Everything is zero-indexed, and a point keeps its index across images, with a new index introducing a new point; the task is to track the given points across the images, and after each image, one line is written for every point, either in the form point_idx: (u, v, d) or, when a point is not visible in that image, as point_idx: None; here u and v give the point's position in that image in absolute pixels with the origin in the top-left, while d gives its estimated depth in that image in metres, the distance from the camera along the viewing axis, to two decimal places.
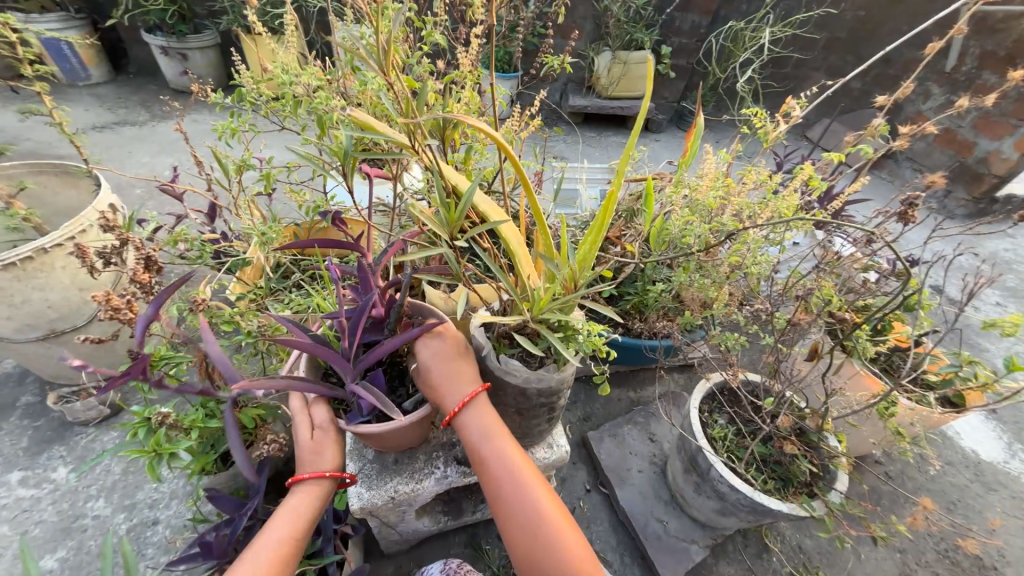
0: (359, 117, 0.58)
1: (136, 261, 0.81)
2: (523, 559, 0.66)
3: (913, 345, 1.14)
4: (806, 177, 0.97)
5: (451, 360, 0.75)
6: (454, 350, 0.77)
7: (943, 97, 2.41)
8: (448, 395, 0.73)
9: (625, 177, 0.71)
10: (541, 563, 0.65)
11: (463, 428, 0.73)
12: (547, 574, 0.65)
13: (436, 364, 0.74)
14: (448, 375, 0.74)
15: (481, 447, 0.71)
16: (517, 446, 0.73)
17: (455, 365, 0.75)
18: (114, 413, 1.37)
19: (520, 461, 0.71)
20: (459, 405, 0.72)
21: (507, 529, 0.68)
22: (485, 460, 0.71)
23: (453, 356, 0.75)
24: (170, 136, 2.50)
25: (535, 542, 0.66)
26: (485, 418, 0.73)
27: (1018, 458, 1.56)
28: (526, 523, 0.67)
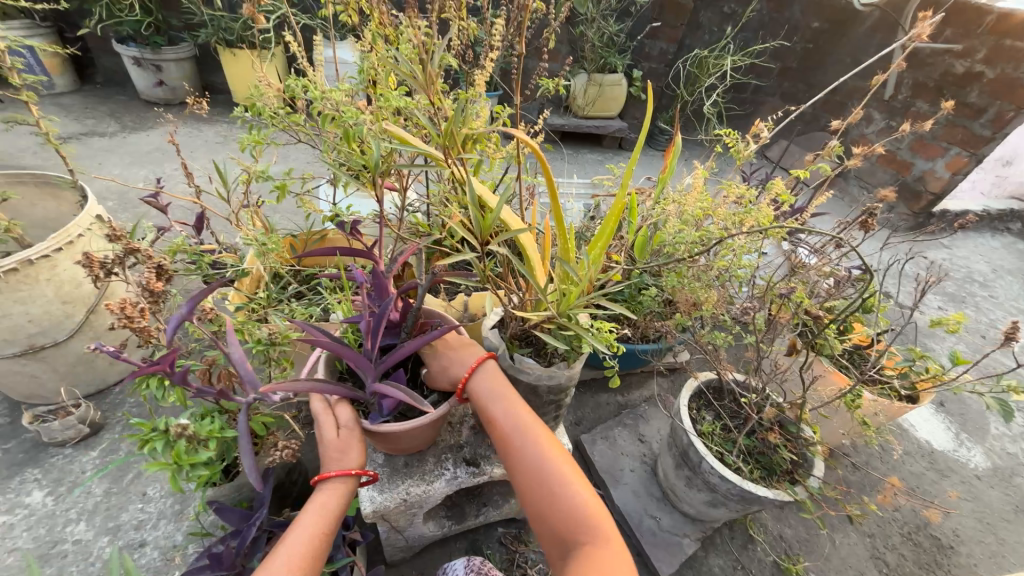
0: (395, 131, 0.64)
1: (147, 270, 0.81)
2: (534, 512, 0.70)
3: (873, 343, 1.26)
4: (777, 191, 1.08)
5: (459, 347, 0.83)
6: (461, 340, 0.85)
7: (884, 122, 2.68)
8: (460, 366, 0.79)
9: (630, 191, 0.80)
10: (551, 512, 0.68)
11: (474, 392, 0.77)
12: (557, 524, 0.68)
13: (446, 350, 0.82)
14: (458, 354, 0.81)
15: (491, 409, 0.76)
16: (526, 408, 0.77)
17: (463, 350, 0.82)
18: (93, 432, 1.31)
19: (529, 421, 0.75)
20: (469, 370, 0.77)
21: (519, 483, 0.72)
22: (496, 421, 0.75)
23: (461, 345, 0.83)
24: (144, 148, 2.44)
25: (545, 493, 0.69)
26: (495, 382, 0.78)
27: (964, 446, 1.72)
28: (536, 476, 0.71)
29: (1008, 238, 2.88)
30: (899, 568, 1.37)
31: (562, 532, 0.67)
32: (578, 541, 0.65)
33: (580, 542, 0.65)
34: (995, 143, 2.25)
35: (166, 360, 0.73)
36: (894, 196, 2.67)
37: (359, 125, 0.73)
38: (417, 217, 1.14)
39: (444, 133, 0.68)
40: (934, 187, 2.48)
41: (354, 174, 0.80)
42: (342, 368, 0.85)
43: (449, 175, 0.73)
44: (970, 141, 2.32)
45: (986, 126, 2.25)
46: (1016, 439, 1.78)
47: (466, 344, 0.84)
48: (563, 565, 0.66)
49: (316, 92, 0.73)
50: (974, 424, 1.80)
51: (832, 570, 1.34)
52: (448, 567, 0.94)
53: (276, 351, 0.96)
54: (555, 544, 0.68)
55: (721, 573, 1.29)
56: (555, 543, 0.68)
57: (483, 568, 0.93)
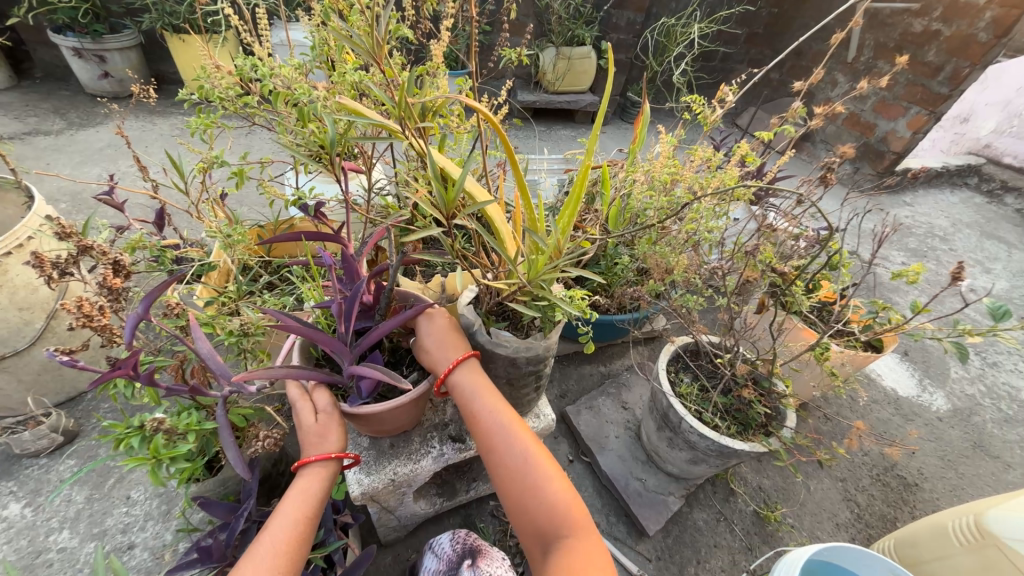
0: (347, 104, 0.62)
1: (104, 266, 0.78)
2: (515, 509, 0.71)
3: (839, 298, 1.31)
4: (743, 154, 1.09)
5: (446, 328, 0.81)
6: (450, 322, 0.82)
7: (847, 84, 2.73)
8: (441, 356, 0.78)
9: (595, 157, 0.79)
10: (532, 508, 0.69)
11: (459, 388, 0.77)
12: (538, 520, 0.69)
13: (433, 335, 0.80)
14: (443, 341, 0.79)
15: (474, 405, 0.76)
16: (508, 406, 0.78)
17: (448, 334, 0.80)
18: (68, 440, 1.27)
19: (511, 419, 0.76)
20: (452, 364, 0.77)
21: (500, 481, 0.73)
22: (479, 418, 0.75)
23: (449, 328, 0.80)
24: (95, 145, 2.31)
25: (526, 490, 0.70)
26: (477, 377, 0.78)
27: (927, 391, 1.82)
28: (518, 474, 0.71)
29: (966, 192, 2.99)
30: (869, 507, 1.46)
31: (544, 527, 0.68)
32: (558, 535, 0.67)
33: (561, 536, 0.67)
34: (952, 101, 2.30)
35: (129, 363, 0.70)
36: (859, 157, 2.74)
37: (312, 102, 0.69)
38: (387, 198, 1.12)
39: (400, 105, 0.65)
40: (897, 146, 2.54)
41: (313, 156, 0.77)
42: (318, 355, 0.84)
43: (410, 150, 0.71)
44: (929, 100, 2.37)
45: (944, 84, 2.30)
46: (974, 380, 1.90)
47: (454, 328, 0.82)
48: (542, 561, 0.67)
49: (263, 68, 0.69)
50: (936, 369, 1.91)
51: (808, 514, 1.42)
52: (433, 541, 0.96)
53: (250, 343, 0.94)
54: (536, 540, 0.69)
55: (705, 525, 1.36)
56: (536, 539, 0.69)
57: (469, 540, 0.94)
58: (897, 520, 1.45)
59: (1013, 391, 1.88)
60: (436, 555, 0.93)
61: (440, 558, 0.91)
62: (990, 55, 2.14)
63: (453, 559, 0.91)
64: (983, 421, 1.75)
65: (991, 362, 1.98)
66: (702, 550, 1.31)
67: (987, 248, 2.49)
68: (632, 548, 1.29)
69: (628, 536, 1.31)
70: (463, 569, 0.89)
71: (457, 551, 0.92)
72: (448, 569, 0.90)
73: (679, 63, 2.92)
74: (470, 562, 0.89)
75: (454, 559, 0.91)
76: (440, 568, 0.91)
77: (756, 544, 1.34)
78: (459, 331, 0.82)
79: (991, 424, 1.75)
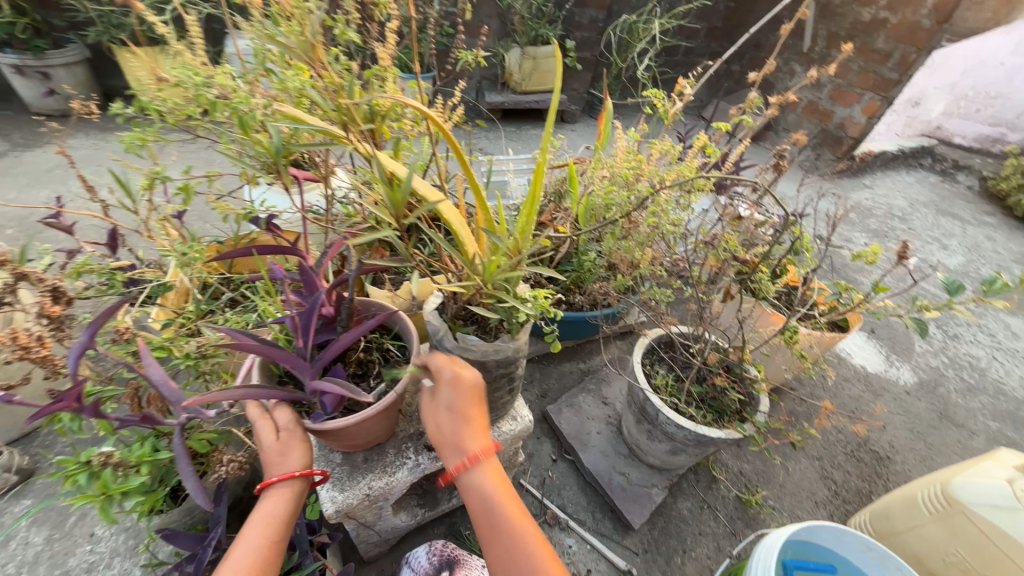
0: (286, 112, 0.60)
1: (40, 294, 0.74)
2: None
3: (804, 282, 1.34)
4: (702, 145, 1.10)
5: (463, 407, 0.75)
6: (472, 400, 0.76)
7: (805, 74, 2.81)
8: (452, 453, 0.75)
9: (549, 155, 0.78)
10: None
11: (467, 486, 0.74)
12: None
13: (449, 416, 0.76)
14: (457, 426, 0.75)
15: (483, 513, 0.72)
16: (521, 512, 0.72)
17: (464, 416, 0.75)
18: (22, 480, 1.20)
19: (523, 529, 0.70)
20: (460, 464, 0.73)
21: None
22: (488, 529, 0.71)
23: (461, 413, 0.75)
24: (42, 166, 2.20)
25: None
26: (487, 478, 0.74)
27: (894, 365, 1.89)
28: None
29: (921, 173, 3.12)
30: (846, 483, 1.51)
31: None
32: None
33: None
34: (902, 85, 2.40)
35: (71, 395, 0.66)
36: (819, 143, 2.82)
37: (254, 110, 0.67)
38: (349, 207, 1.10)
39: (341, 109, 0.62)
40: (854, 132, 2.63)
41: (261, 167, 0.74)
42: (280, 372, 0.81)
43: (358, 155, 0.69)
44: (880, 85, 2.46)
45: (894, 70, 2.39)
46: (937, 353, 1.97)
47: (473, 407, 0.76)
48: None
49: (198, 78, 0.66)
50: (901, 345, 1.98)
51: (788, 494, 1.45)
52: (409, 556, 0.93)
53: (208, 365, 0.91)
54: None
55: (690, 514, 1.38)
56: None
57: (446, 551, 0.93)
58: (872, 493, 1.49)
59: (973, 361, 1.97)
60: (412, 569, 0.91)
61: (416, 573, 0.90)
62: (934, 40, 2.23)
63: (430, 571, 0.90)
64: (947, 392, 1.83)
65: (952, 334, 2.07)
66: (688, 539, 1.32)
67: (943, 225, 2.60)
68: (619, 543, 1.29)
69: (615, 531, 1.31)
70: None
71: (434, 563, 0.91)
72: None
73: (642, 58, 2.96)
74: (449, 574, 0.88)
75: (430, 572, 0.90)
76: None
77: (739, 528, 1.37)
78: (477, 411, 0.76)
79: (954, 394, 1.82)
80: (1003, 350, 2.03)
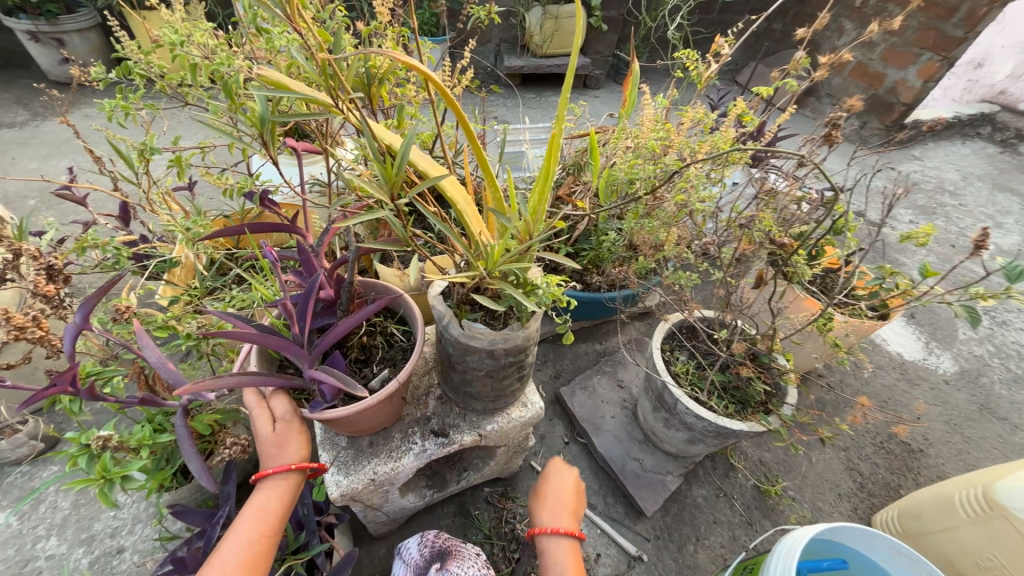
0: (268, 75, 0.53)
1: (36, 272, 0.72)
2: None
3: (843, 265, 1.23)
4: (739, 113, 0.99)
5: (567, 491, 0.91)
6: (575, 491, 0.92)
7: (855, 31, 2.54)
8: (545, 517, 0.86)
9: (566, 124, 0.69)
10: None
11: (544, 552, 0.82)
12: None
13: (553, 493, 0.91)
14: (556, 499, 0.89)
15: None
16: None
17: (565, 497, 0.90)
18: (49, 446, 1.24)
19: None
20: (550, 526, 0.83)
21: None
22: None
23: (565, 493, 0.90)
24: (61, 136, 2.20)
25: None
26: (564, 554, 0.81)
27: (933, 353, 1.77)
28: None
29: (978, 142, 2.84)
30: (873, 476, 1.44)
31: None
32: None
33: None
34: (968, 44, 2.14)
35: (66, 379, 0.65)
36: (866, 110, 2.58)
37: (236, 73, 0.60)
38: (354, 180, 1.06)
39: (329, 71, 0.55)
40: (906, 97, 2.39)
41: (251, 137, 0.68)
42: (280, 357, 0.79)
43: (351, 125, 0.62)
44: (942, 44, 2.21)
45: (959, 26, 2.13)
46: (982, 341, 1.83)
47: (576, 496, 0.91)
48: None
49: (175, 36, 0.59)
50: (943, 331, 1.85)
51: (809, 486, 1.40)
52: (401, 547, 0.93)
53: (211, 345, 0.89)
54: None
55: (705, 502, 1.34)
56: None
57: (437, 542, 0.90)
58: (900, 487, 1.42)
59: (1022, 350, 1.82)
60: (405, 562, 0.90)
61: (407, 565, 0.88)
62: None
63: (420, 563, 0.87)
64: (990, 382, 1.71)
65: (1001, 321, 1.92)
66: (701, 527, 1.29)
67: (999, 202, 2.37)
68: (630, 529, 1.27)
69: (626, 517, 1.29)
70: (431, 573, 0.85)
71: (424, 556, 0.88)
72: (416, 574, 0.87)
73: (674, 16, 2.73)
74: (440, 565, 0.86)
75: (421, 564, 0.87)
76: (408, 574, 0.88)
77: (756, 518, 1.32)
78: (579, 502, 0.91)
79: (999, 385, 1.70)
80: None
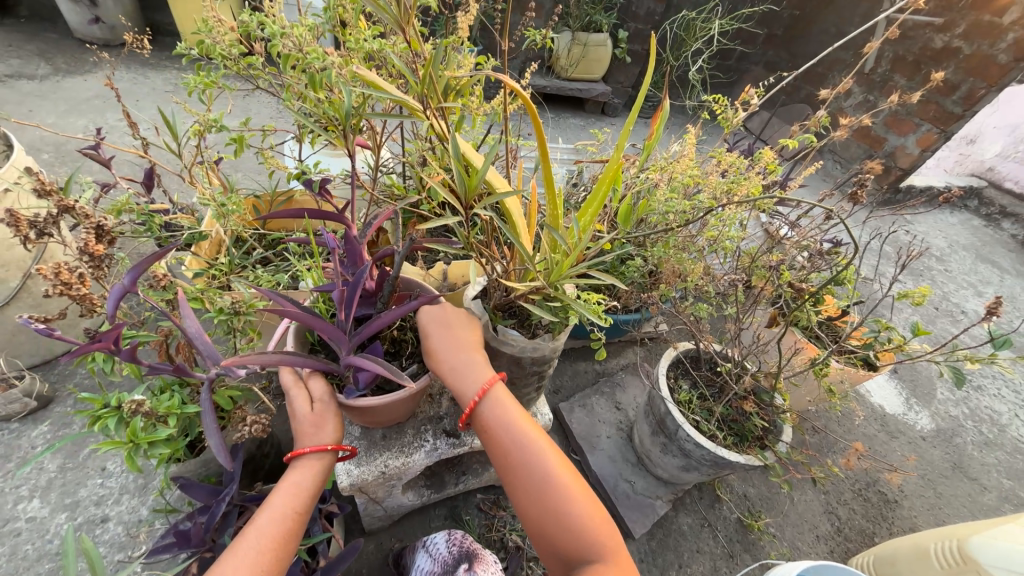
0: (366, 76, 0.57)
1: (85, 230, 0.72)
2: (535, 528, 0.68)
3: (843, 315, 1.29)
4: (766, 161, 1.05)
5: (456, 325, 0.76)
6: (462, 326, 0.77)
7: (861, 96, 2.64)
8: (451, 366, 0.73)
9: (624, 153, 0.76)
10: (554, 528, 0.66)
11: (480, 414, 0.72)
12: (561, 542, 0.66)
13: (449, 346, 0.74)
14: (454, 344, 0.75)
15: (495, 423, 0.72)
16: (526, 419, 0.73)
17: (458, 336, 0.75)
18: (41, 406, 1.21)
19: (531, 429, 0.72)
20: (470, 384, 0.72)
21: (524, 505, 0.68)
22: (499, 437, 0.71)
23: (454, 322, 0.76)
24: (82, 94, 2.18)
25: (549, 511, 0.66)
26: (498, 401, 0.73)
27: (913, 409, 1.84)
28: (550, 494, 0.67)
29: (965, 214, 3.00)
30: (849, 521, 1.48)
31: (570, 550, 0.65)
32: (586, 559, 0.65)
33: (588, 560, 0.64)
34: (964, 121, 2.29)
35: (109, 339, 0.64)
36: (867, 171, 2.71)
37: (326, 68, 0.63)
38: (393, 177, 1.09)
39: (424, 79, 0.59)
40: (904, 163, 2.53)
41: (323, 128, 0.71)
42: (313, 340, 0.80)
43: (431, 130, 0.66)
44: (941, 118, 2.35)
45: (958, 104, 2.28)
46: (958, 403, 1.91)
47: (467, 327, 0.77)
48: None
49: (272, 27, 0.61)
50: (923, 389, 1.93)
51: (789, 524, 1.44)
52: (429, 541, 0.96)
53: (241, 322, 0.88)
54: (556, 559, 0.66)
55: (689, 530, 1.36)
56: (562, 564, 0.66)
57: (466, 543, 0.93)
58: (875, 535, 1.47)
59: (994, 415, 1.91)
60: (432, 556, 0.93)
61: (435, 559, 0.91)
62: (1007, 77, 2.12)
63: (449, 560, 0.90)
64: (963, 443, 1.78)
65: (976, 385, 2.01)
66: (684, 555, 1.32)
67: (981, 271, 2.50)
68: None
69: None
70: (459, 571, 0.87)
71: (453, 554, 0.91)
72: (444, 570, 0.89)
73: (696, 59, 2.85)
74: (467, 566, 0.87)
75: (449, 561, 0.90)
76: (435, 569, 0.90)
77: (738, 551, 1.35)
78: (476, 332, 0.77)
79: (971, 447, 1.77)
80: None
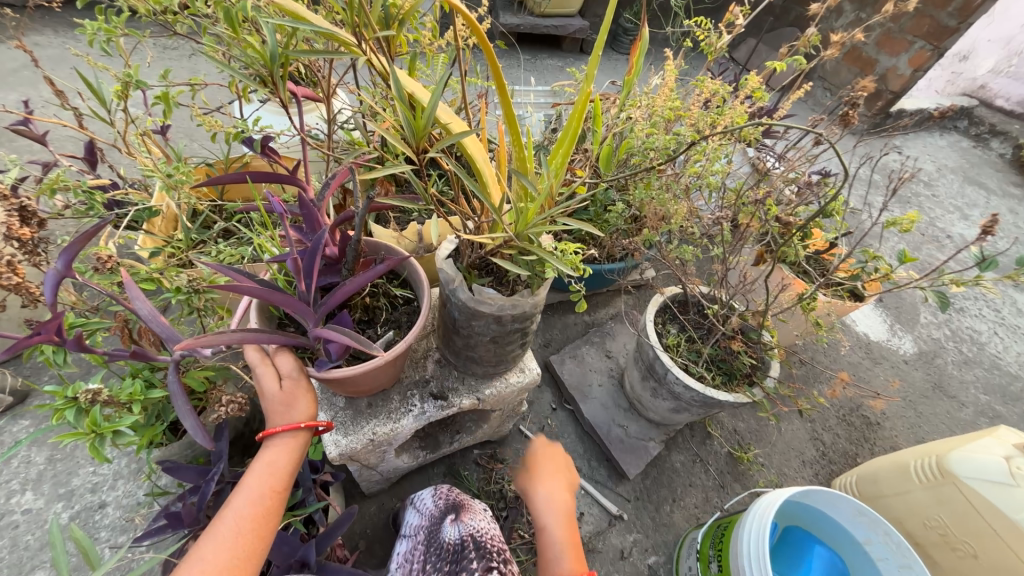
0: (283, 5, 0.49)
1: (6, 214, 0.66)
2: None
3: (830, 247, 1.27)
4: (751, 88, 0.97)
5: (546, 462, 1.06)
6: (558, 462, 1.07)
7: (853, 14, 2.48)
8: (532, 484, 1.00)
9: (594, 83, 0.69)
10: None
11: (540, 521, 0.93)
12: None
13: (540, 475, 1.02)
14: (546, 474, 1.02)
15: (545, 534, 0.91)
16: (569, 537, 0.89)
17: (546, 469, 1.04)
18: (18, 400, 1.18)
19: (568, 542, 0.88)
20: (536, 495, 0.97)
21: None
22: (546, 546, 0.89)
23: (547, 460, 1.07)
24: (6, 64, 1.97)
25: None
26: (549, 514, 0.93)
27: (897, 335, 1.88)
28: None
29: (954, 136, 2.93)
30: (834, 445, 1.55)
31: None
32: None
33: None
34: (959, 35, 2.16)
35: (50, 329, 0.60)
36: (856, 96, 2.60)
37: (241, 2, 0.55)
38: (351, 132, 1.00)
39: (351, 5, 0.51)
40: (895, 85, 2.42)
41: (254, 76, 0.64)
42: (280, 314, 0.77)
43: (372, 69, 0.58)
44: (935, 33, 2.22)
45: (953, 16, 2.14)
46: (940, 325, 1.95)
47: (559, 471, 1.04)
48: None
49: None
50: (907, 315, 1.96)
51: (777, 453, 1.49)
52: (416, 498, 0.98)
53: (202, 301, 0.84)
54: None
55: (682, 467, 1.41)
56: None
57: (451, 495, 0.95)
58: (857, 456, 1.54)
59: (974, 334, 1.95)
60: (419, 511, 0.95)
61: (421, 514, 0.93)
62: None
63: (436, 512, 0.92)
64: (944, 363, 1.83)
65: (958, 307, 2.04)
66: (678, 489, 1.37)
67: (968, 194, 2.47)
68: (612, 490, 1.33)
69: (609, 479, 1.35)
70: (447, 522, 0.89)
71: (439, 506, 0.93)
72: (432, 522, 0.91)
73: None
74: (453, 517, 0.90)
75: (435, 514, 0.92)
76: (423, 523, 0.92)
77: (728, 482, 1.41)
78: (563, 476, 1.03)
79: (951, 366, 1.83)
80: (1006, 326, 2.01)
